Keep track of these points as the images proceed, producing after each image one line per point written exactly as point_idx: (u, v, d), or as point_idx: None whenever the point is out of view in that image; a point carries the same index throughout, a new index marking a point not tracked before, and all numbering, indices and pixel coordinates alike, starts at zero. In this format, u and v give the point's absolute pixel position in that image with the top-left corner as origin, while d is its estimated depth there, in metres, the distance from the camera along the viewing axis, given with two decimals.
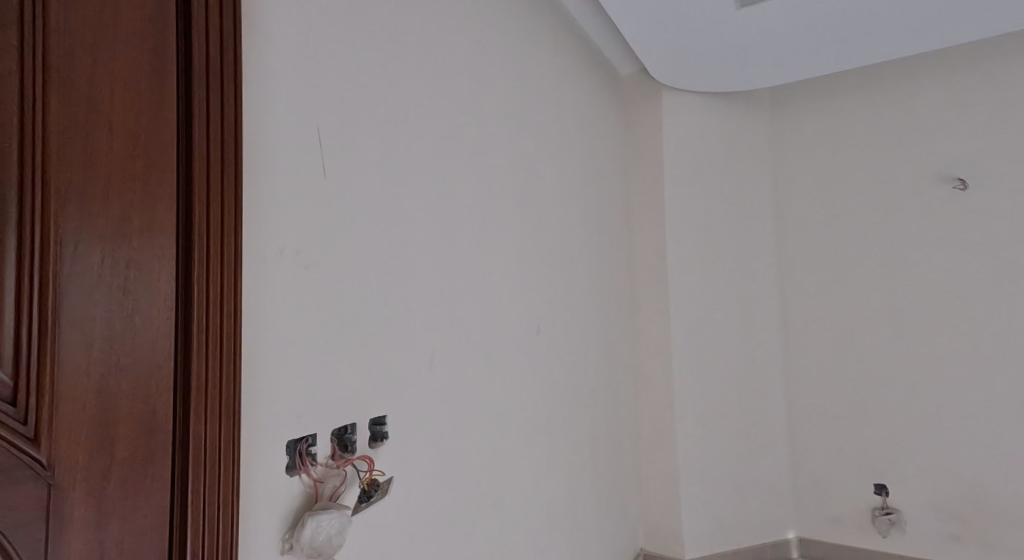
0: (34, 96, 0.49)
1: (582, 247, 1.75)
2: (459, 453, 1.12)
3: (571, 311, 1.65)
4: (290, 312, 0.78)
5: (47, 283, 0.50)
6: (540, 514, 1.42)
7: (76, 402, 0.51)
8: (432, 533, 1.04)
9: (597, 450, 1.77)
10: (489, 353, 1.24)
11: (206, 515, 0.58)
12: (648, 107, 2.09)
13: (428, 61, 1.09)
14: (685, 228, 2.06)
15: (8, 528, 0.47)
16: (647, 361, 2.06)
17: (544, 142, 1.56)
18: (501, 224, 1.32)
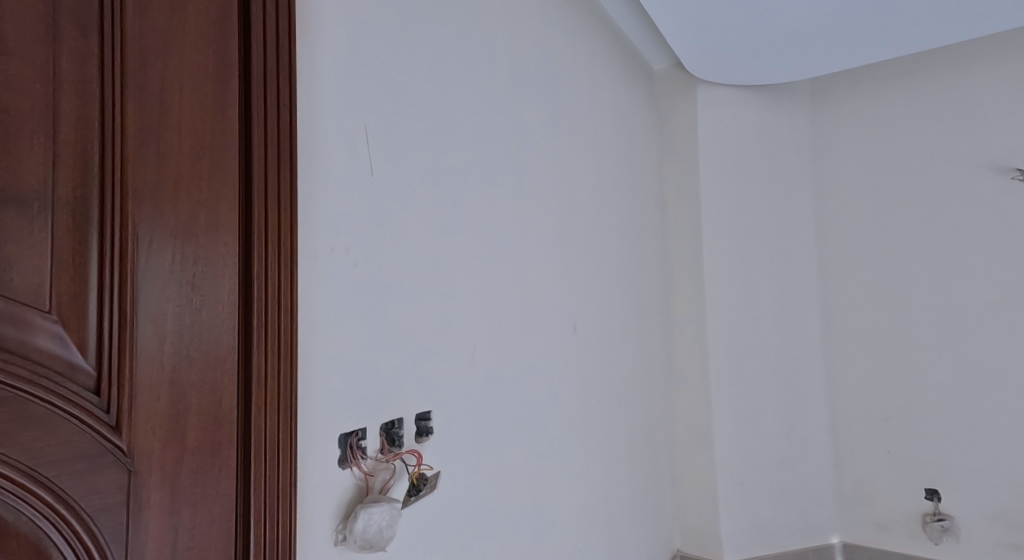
0: (112, 99, 0.51)
1: (618, 244, 1.74)
2: (499, 449, 1.13)
3: (608, 309, 1.64)
4: (341, 309, 0.80)
5: (125, 278, 0.52)
6: (579, 513, 1.42)
7: (152, 392, 0.53)
8: (475, 529, 1.05)
9: (633, 449, 1.75)
10: (528, 351, 1.24)
11: (268, 503, 0.60)
12: (684, 102, 2.06)
13: (468, 59, 1.09)
14: (724, 225, 2.02)
15: (93, 510, 0.50)
16: (684, 360, 2.03)
17: (581, 139, 1.55)
18: (540, 222, 1.32)
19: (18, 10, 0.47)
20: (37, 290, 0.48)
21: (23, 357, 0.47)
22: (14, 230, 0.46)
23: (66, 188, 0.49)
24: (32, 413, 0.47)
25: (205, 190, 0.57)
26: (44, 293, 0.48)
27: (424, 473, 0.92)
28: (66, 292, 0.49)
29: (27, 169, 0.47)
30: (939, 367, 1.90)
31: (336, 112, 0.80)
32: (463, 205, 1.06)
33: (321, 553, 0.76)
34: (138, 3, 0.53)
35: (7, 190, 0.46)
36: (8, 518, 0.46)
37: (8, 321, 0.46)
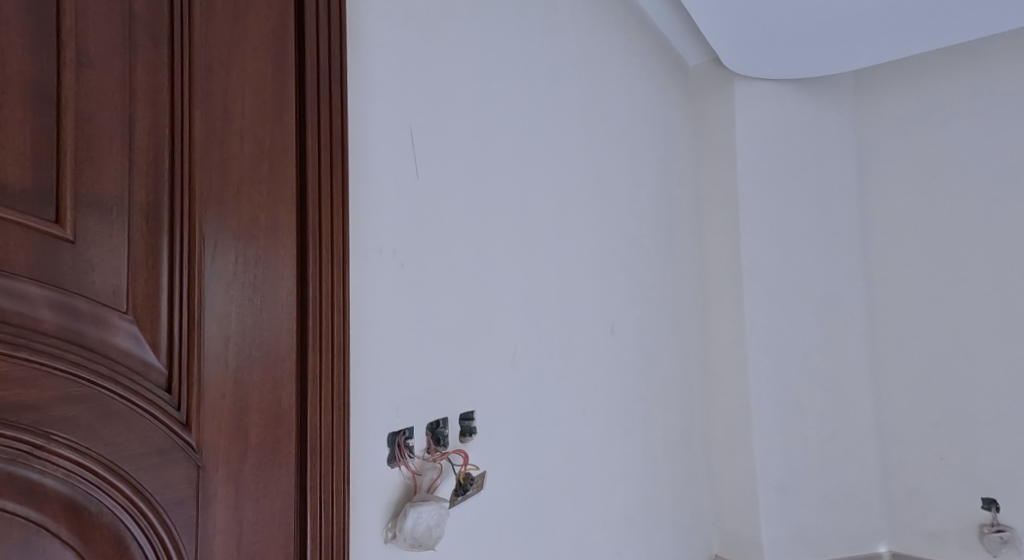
0: (182, 105, 0.52)
1: (654, 243, 1.71)
2: (539, 450, 1.12)
3: (644, 309, 1.61)
4: (388, 308, 0.81)
5: (193, 279, 0.53)
6: (617, 515, 1.40)
7: (219, 390, 0.54)
8: (517, 530, 1.04)
9: (671, 452, 1.72)
10: (567, 351, 1.23)
11: (322, 500, 0.62)
12: (721, 98, 2.01)
13: (508, 59, 1.09)
14: (763, 222, 1.97)
15: (167, 504, 0.51)
16: (721, 361, 1.99)
17: (617, 137, 1.53)
18: (577, 222, 1.31)
19: (97, 19, 0.48)
20: (115, 291, 0.48)
21: (104, 356, 0.48)
22: (95, 233, 0.47)
23: (141, 193, 0.50)
24: (111, 409, 0.48)
25: (264, 194, 0.59)
26: (122, 294, 0.49)
27: (470, 473, 0.93)
28: (141, 294, 0.50)
29: (107, 174, 0.48)
30: (998, 370, 1.80)
31: (381, 113, 0.81)
32: (504, 205, 1.06)
33: (370, 550, 0.76)
34: (204, 11, 0.54)
35: (90, 196, 0.47)
36: (91, 509, 0.47)
37: (89, 320, 0.47)
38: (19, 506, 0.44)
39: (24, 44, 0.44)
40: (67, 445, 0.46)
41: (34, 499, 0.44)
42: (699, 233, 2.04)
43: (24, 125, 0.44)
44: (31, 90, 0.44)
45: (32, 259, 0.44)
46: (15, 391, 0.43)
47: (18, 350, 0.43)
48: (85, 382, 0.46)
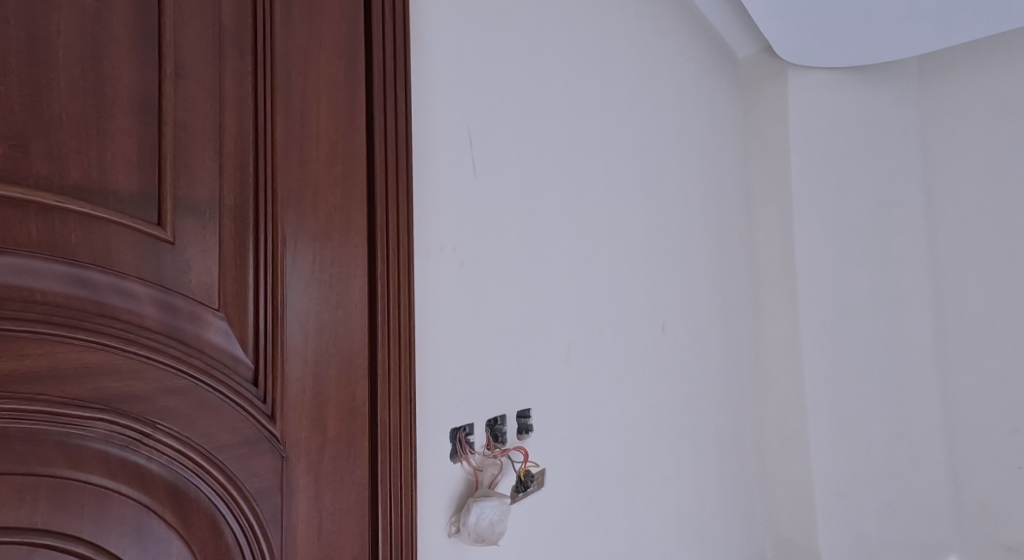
0: (265, 111, 0.55)
1: (705, 240, 1.67)
2: (594, 449, 1.12)
3: (693, 307, 1.57)
4: (449, 306, 0.81)
5: (276, 278, 0.55)
6: (670, 516, 1.38)
7: (300, 385, 0.57)
8: (573, 529, 1.04)
9: (723, 454, 1.68)
10: (618, 349, 1.22)
11: (391, 492, 0.63)
12: (773, 90, 1.95)
13: (559, 55, 1.08)
14: (822, 216, 1.90)
15: (256, 492, 0.53)
16: (775, 361, 1.93)
17: (665, 130, 1.49)
18: (628, 220, 1.29)
19: (193, 31, 0.50)
20: (208, 289, 0.51)
21: (199, 350, 0.50)
22: (191, 235, 0.49)
23: (230, 196, 0.52)
24: (207, 401, 0.50)
25: (338, 195, 0.61)
26: (213, 292, 0.51)
27: (530, 471, 0.94)
28: (230, 291, 0.52)
29: (201, 180, 0.50)
30: None
31: (441, 113, 0.82)
32: (559, 203, 1.06)
33: (435, 542, 0.78)
34: (284, 21, 0.57)
35: (186, 200, 0.49)
36: (191, 495, 0.49)
37: (187, 317, 0.49)
38: (130, 490, 0.46)
39: (131, 56, 0.46)
40: (171, 434, 0.48)
41: (143, 484, 0.47)
42: (748, 228, 1.99)
43: (131, 135, 0.46)
44: (137, 101, 0.46)
45: (138, 259, 0.46)
46: (125, 383, 0.46)
47: (128, 343, 0.46)
48: (185, 375, 0.49)
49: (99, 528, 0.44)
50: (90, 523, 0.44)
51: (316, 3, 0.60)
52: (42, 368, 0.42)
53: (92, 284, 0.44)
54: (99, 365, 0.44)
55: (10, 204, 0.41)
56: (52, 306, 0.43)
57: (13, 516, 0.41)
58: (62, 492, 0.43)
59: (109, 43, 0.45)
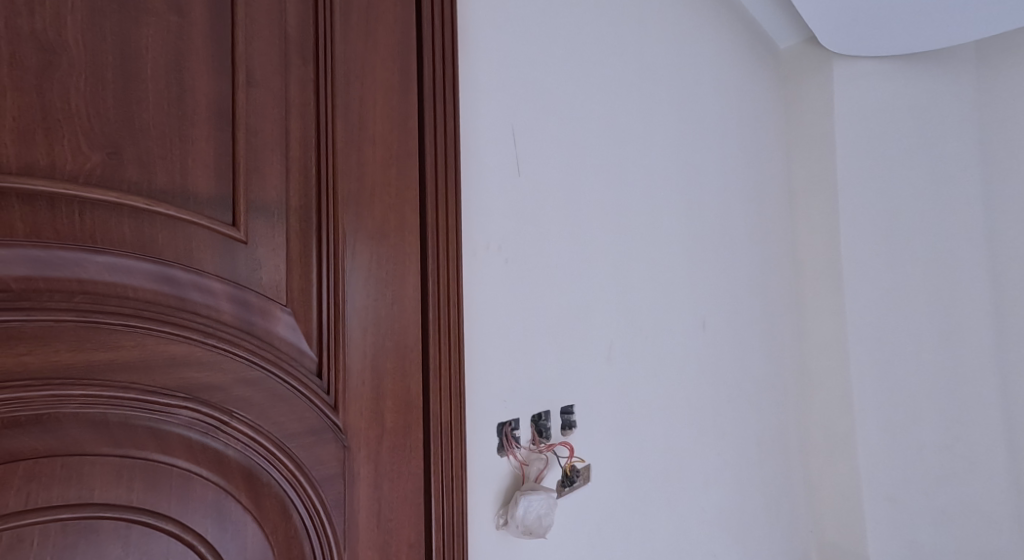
0: (327, 115, 0.57)
1: (746, 236, 1.64)
2: (637, 446, 1.12)
3: (734, 305, 1.55)
4: (495, 304, 0.82)
5: (337, 275, 0.58)
6: (713, 516, 1.36)
7: (360, 377, 0.59)
8: (615, 527, 1.03)
9: (766, 454, 1.65)
10: (659, 346, 1.21)
11: (444, 482, 0.65)
12: (818, 81, 1.91)
13: (600, 52, 1.08)
14: (867, 210, 1.88)
15: (321, 478, 0.55)
16: (818, 360, 1.92)
17: (705, 124, 1.46)
18: (668, 216, 1.28)
19: (262, 43, 0.53)
20: (277, 285, 0.53)
21: (268, 343, 0.53)
22: (262, 234, 0.52)
23: (296, 197, 0.55)
24: (277, 391, 0.53)
25: (393, 195, 0.63)
26: (281, 287, 0.54)
27: (576, 466, 0.95)
28: (297, 288, 0.55)
29: (270, 183, 0.53)
30: None
31: (488, 113, 0.82)
32: (600, 201, 1.06)
33: (483, 534, 0.79)
34: (343, 29, 0.59)
35: (257, 202, 0.52)
36: (263, 480, 0.52)
37: (257, 311, 0.52)
38: (210, 474, 0.49)
39: (208, 67, 0.49)
40: (246, 423, 0.51)
41: (221, 468, 0.49)
42: (792, 223, 1.96)
43: (208, 140, 0.49)
44: (213, 108, 0.49)
45: (216, 257, 0.49)
46: (205, 373, 0.48)
47: (207, 336, 0.48)
48: (258, 366, 0.52)
49: (185, 508, 0.47)
50: (177, 503, 0.47)
51: (372, 9, 0.62)
52: (135, 359, 0.45)
53: (176, 282, 0.47)
54: (183, 356, 0.47)
55: (105, 208, 0.44)
56: (141, 301, 0.46)
57: (113, 494, 0.44)
58: (153, 475, 0.46)
59: (188, 56, 0.48)
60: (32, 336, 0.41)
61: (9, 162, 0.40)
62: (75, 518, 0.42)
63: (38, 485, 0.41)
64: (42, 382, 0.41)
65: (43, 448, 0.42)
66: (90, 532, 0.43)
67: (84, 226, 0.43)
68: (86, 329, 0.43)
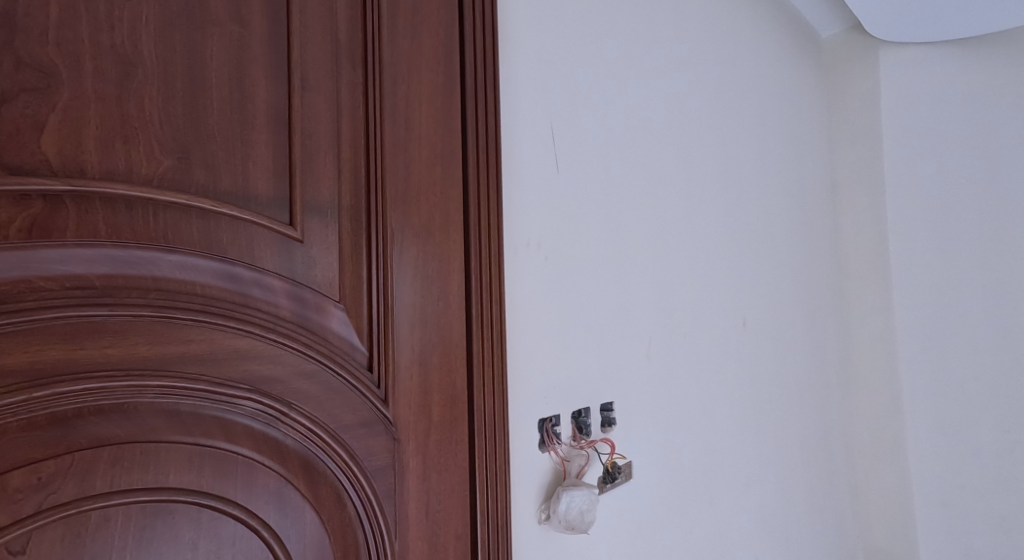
0: (375, 117, 0.59)
1: (787, 231, 1.60)
2: (677, 444, 1.10)
3: (776, 302, 1.51)
4: (538, 300, 0.82)
5: (386, 272, 0.59)
6: (755, 518, 1.34)
7: (408, 371, 0.61)
8: (654, 526, 1.02)
9: (809, 454, 1.61)
10: (699, 345, 1.19)
11: (489, 477, 0.66)
12: (863, 70, 1.85)
13: (638, 46, 1.07)
14: (917, 203, 1.81)
15: (373, 469, 0.57)
16: (864, 358, 1.87)
17: (745, 117, 1.44)
18: (708, 213, 1.26)
19: (315, 49, 0.55)
20: (330, 282, 0.56)
21: (322, 338, 0.55)
22: (316, 233, 0.54)
23: (347, 197, 0.57)
24: (332, 384, 0.55)
25: (438, 194, 0.65)
26: (335, 285, 0.56)
27: (617, 463, 0.94)
28: (349, 284, 0.57)
29: (323, 184, 0.55)
30: None
31: (528, 110, 0.83)
32: (637, 196, 1.04)
33: (527, 530, 0.79)
34: (390, 32, 0.61)
35: (312, 203, 0.54)
36: (319, 469, 0.54)
37: (313, 307, 0.54)
38: (271, 462, 0.51)
39: (266, 75, 0.51)
40: (304, 414, 0.53)
41: (281, 457, 0.52)
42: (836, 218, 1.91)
43: (267, 145, 0.51)
44: (272, 114, 0.51)
45: (275, 256, 0.51)
46: (265, 366, 0.51)
47: (268, 331, 0.51)
48: (314, 360, 0.54)
49: (250, 494, 0.49)
50: (242, 490, 0.49)
51: (417, 13, 0.64)
52: (204, 351, 0.47)
53: (239, 279, 0.49)
54: (247, 350, 0.50)
55: (176, 209, 0.46)
56: (209, 297, 0.48)
57: (186, 480, 0.46)
58: (221, 463, 0.48)
59: (249, 63, 0.50)
60: (114, 330, 0.43)
61: (92, 167, 0.42)
62: (153, 500, 0.44)
63: (120, 469, 0.43)
64: (124, 373, 0.43)
65: (124, 435, 0.43)
66: (166, 514, 0.45)
67: (158, 227, 0.45)
68: (161, 324, 0.45)
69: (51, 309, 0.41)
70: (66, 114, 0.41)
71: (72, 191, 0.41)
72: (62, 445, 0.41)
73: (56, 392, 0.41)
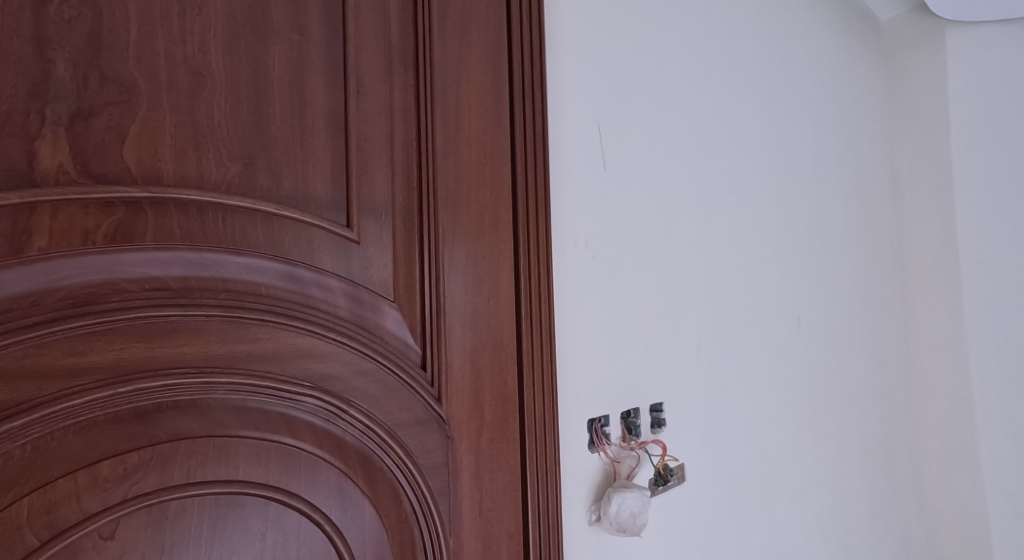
0: (426, 118, 0.59)
1: (844, 225, 1.53)
2: (729, 447, 1.07)
3: (833, 300, 1.45)
4: (588, 300, 0.81)
5: (438, 272, 0.60)
6: (812, 524, 1.29)
7: (460, 369, 0.61)
8: (707, 530, 1.00)
9: (869, 459, 1.54)
10: (751, 345, 1.16)
11: (539, 477, 0.66)
12: (927, 54, 1.76)
13: (687, 38, 1.05)
14: (989, 193, 1.70)
15: (428, 467, 0.58)
16: (929, 359, 1.78)
17: (798, 107, 1.38)
18: (760, 207, 1.22)
19: (369, 54, 0.56)
20: (385, 283, 0.57)
21: (378, 338, 0.56)
22: (371, 235, 0.56)
23: (400, 198, 0.58)
24: (388, 383, 0.56)
25: (488, 193, 0.65)
26: (389, 285, 0.57)
27: (668, 465, 0.92)
28: (402, 284, 0.58)
29: (378, 187, 0.56)
30: None
31: (575, 107, 0.82)
32: (686, 192, 1.02)
33: (577, 530, 0.78)
34: (440, 33, 0.61)
35: (367, 205, 0.55)
36: (377, 466, 0.55)
37: (370, 307, 0.55)
38: (332, 458, 0.52)
39: (324, 81, 0.53)
40: (362, 412, 0.54)
41: (341, 453, 0.53)
42: (898, 212, 1.82)
43: (326, 149, 0.52)
44: (329, 119, 0.53)
45: (334, 257, 0.53)
46: (325, 365, 0.52)
47: (328, 330, 0.52)
48: (371, 358, 0.55)
49: (313, 489, 0.51)
50: (306, 484, 0.51)
51: (466, 13, 0.64)
52: (268, 350, 0.49)
53: (300, 280, 0.51)
54: (308, 349, 0.51)
55: (243, 213, 0.48)
56: (272, 298, 0.50)
57: (255, 474, 0.48)
58: (287, 458, 0.50)
59: (308, 71, 0.52)
60: (187, 329, 0.45)
61: (167, 174, 0.44)
62: (226, 492, 0.46)
63: (196, 462, 0.45)
64: (197, 370, 0.45)
65: (198, 430, 0.46)
66: (237, 505, 0.47)
67: (226, 230, 0.47)
68: (230, 323, 0.47)
69: (132, 309, 0.43)
70: (145, 125, 0.44)
71: (150, 197, 0.43)
72: (144, 438, 0.43)
73: (139, 387, 0.43)
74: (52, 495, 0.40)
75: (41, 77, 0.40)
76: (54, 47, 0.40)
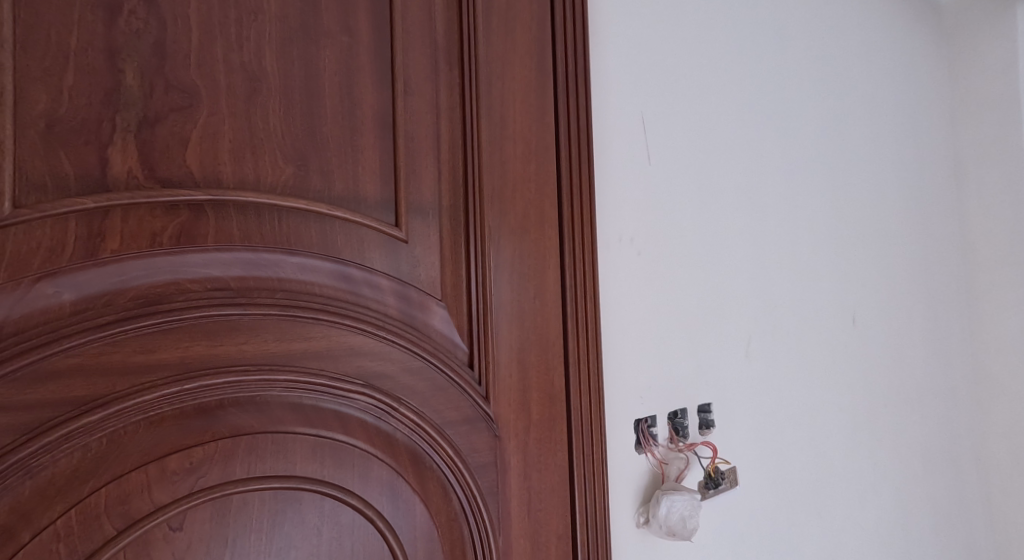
0: (472, 116, 0.60)
1: (902, 218, 1.46)
2: (781, 449, 1.04)
3: (891, 296, 1.39)
4: (632, 299, 0.80)
5: (485, 271, 0.60)
6: (871, 531, 1.23)
7: (508, 368, 0.61)
8: (759, 535, 0.97)
9: (931, 464, 1.46)
10: (803, 344, 1.12)
11: (586, 478, 0.66)
12: (993, 35, 1.66)
13: (735, 27, 1.02)
14: None
15: (476, 465, 0.59)
16: (997, 358, 1.68)
17: (852, 95, 1.33)
18: (812, 200, 1.17)
19: (416, 53, 0.57)
20: (433, 281, 0.57)
21: (427, 336, 0.57)
22: (419, 234, 0.56)
23: (446, 197, 0.58)
24: (437, 381, 0.57)
25: (533, 190, 0.65)
26: (436, 283, 0.57)
27: (718, 467, 0.90)
28: (449, 282, 0.58)
29: (425, 186, 0.57)
30: None
31: (619, 101, 0.81)
32: (734, 185, 0.99)
33: (624, 531, 0.77)
34: (484, 30, 0.61)
35: (415, 204, 0.56)
36: (427, 463, 0.56)
37: (417, 305, 0.56)
38: (383, 455, 0.53)
39: (373, 81, 0.54)
40: (412, 409, 0.55)
41: (392, 450, 0.54)
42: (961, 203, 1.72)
43: (375, 150, 0.53)
44: (378, 119, 0.54)
45: (383, 256, 0.54)
46: (376, 362, 0.53)
47: (378, 328, 0.53)
48: (419, 357, 0.55)
49: (366, 485, 0.52)
50: (359, 481, 0.51)
51: (510, 9, 0.64)
52: (322, 348, 0.50)
53: (351, 279, 0.52)
54: (360, 347, 0.52)
55: (297, 215, 0.49)
56: (326, 297, 0.51)
57: (310, 469, 0.49)
58: (341, 454, 0.51)
59: (357, 71, 0.53)
60: (247, 328, 0.47)
61: (226, 177, 0.46)
62: (284, 487, 0.47)
63: (256, 456, 0.46)
64: (256, 368, 0.47)
65: (257, 425, 0.47)
66: (295, 500, 0.48)
67: (282, 231, 0.48)
68: (285, 321, 0.48)
69: (195, 308, 0.44)
70: (206, 130, 0.45)
71: (211, 200, 0.45)
72: (208, 433, 0.45)
73: (203, 385, 0.45)
74: (126, 487, 0.42)
75: (112, 86, 0.42)
76: (124, 56, 0.42)
